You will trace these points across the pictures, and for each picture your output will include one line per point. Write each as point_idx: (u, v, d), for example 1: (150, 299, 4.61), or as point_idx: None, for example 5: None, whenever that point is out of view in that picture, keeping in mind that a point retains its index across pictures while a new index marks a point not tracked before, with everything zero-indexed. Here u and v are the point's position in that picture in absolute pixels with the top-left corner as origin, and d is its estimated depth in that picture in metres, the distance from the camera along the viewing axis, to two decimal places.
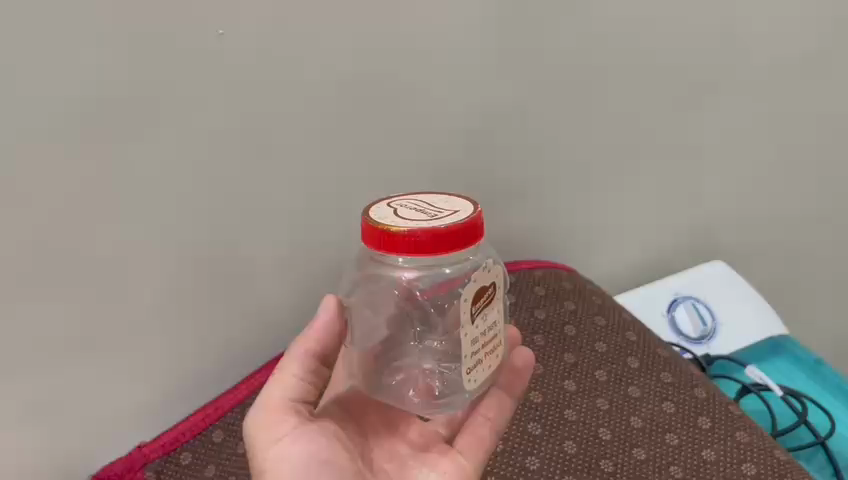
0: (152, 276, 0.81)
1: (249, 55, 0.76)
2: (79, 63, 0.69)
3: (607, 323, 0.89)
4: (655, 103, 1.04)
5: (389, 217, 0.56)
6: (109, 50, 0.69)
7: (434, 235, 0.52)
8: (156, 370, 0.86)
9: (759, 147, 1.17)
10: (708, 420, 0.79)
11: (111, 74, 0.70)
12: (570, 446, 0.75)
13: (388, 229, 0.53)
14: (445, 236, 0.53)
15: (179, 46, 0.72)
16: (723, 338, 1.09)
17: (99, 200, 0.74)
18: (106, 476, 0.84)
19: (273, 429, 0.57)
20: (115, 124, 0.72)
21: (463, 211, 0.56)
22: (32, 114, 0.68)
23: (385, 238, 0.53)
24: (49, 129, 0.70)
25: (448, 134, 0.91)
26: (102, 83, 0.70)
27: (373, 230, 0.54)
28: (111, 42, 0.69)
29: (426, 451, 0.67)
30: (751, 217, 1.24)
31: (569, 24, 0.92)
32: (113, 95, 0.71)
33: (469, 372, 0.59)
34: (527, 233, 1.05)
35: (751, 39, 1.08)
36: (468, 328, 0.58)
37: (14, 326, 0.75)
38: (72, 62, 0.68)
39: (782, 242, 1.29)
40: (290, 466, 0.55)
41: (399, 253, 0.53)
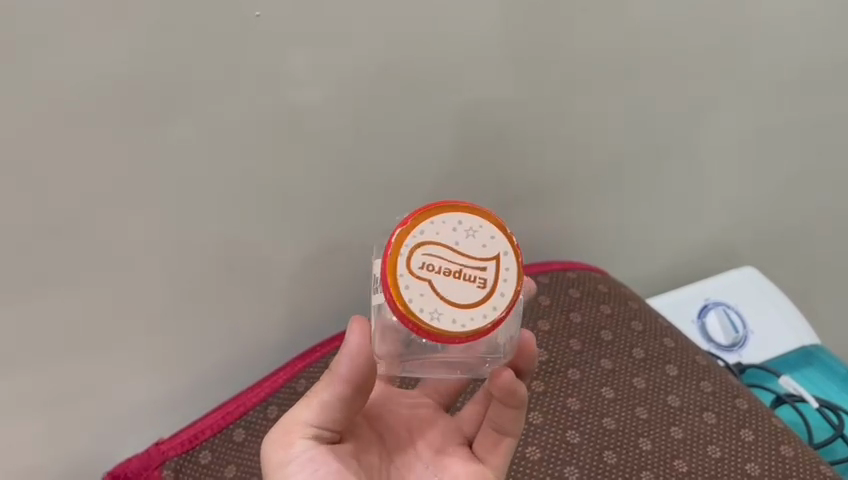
0: (170, 270, 0.78)
1: (284, 43, 0.70)
2: (101, 53, 0.63)
3: (643, 329, 0.85)
4: (694, 103, 1.00)
5: (418, 278, 0.47)
6: (135, 35, 0.63)
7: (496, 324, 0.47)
8: (171, 363, 0.85)
9: (791, 151, 1.13)
10: (751, 433, 0.76)
11: (137, 64, 0.64)
12: (610, 456, 0.72)
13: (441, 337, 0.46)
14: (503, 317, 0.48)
15: (211, 31, 0.66)
16: (755, 346, 1.06)
17: (119, 194, 0.70)
18: (121, 473, 0.80)
19: (280, 456, 0.53)
20: (139, 115, 0.67)
21: (507, 268, 0.48)
22: (51, 106, 0.63)
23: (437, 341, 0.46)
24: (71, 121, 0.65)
25: (482, 130, 0.87)
26: (127, 73, 0.64)
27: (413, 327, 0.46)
28: (137, 26, 0.63)
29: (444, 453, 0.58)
30: (774, 220, 1.21)
31: (617, 19, 0.86)
32: (138, 84, 0.65)
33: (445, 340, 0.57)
34: (551, 229, 1.03)
35: (797, 41, 1.02)
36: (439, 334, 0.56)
37: (29, 323, 0.73)
38: (95, 52, 0.62)
39: (806, 243, 1.27)
40: None
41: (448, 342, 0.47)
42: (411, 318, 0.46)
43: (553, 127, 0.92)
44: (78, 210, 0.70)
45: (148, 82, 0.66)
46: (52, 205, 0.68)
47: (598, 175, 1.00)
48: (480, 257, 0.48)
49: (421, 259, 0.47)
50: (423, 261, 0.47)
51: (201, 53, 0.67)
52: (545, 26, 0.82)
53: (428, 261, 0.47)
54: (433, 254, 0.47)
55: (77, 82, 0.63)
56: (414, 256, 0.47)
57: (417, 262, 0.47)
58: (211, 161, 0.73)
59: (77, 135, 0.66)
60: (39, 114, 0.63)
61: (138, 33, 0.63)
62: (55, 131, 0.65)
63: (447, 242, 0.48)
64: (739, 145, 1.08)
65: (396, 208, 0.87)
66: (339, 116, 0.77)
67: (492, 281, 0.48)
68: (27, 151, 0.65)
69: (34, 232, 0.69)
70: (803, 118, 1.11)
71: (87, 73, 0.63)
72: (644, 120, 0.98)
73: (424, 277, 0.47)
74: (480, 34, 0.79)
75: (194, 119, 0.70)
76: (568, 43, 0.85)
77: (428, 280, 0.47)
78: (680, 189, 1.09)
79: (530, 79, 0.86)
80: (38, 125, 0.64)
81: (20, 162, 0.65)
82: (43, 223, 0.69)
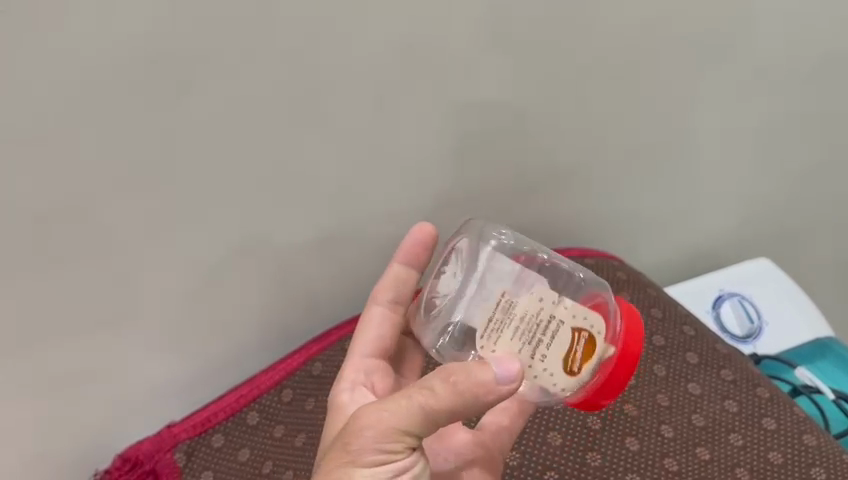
0: (183, 252, 0.76)
1: (300, 19, 0.67)
2: (114, 27, 0.61)
3: (662, 317, 0.84)
4: (715, 91, 0.98)
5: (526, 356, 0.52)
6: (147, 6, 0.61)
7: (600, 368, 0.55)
8: (183, 348, 0.83)
9: (810, 141, 1.12)
10: (773, 422, 0.75)
11: (150, 38, 0.62)
12: (632, 442, 0.71)
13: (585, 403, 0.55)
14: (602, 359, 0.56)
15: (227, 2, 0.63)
16: (771, 336, 1.05)
17: (132, 172, 0.68)
18: (133, 456, 0.79)
19: (365, 459, 0.48)
20: (154, 92, 0.65)
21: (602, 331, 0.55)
22: (63, 81, 0.61)
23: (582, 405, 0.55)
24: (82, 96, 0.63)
25: (502, 116, 0.85)
26: (138, 47, 0.62)
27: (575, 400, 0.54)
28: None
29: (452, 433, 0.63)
30: (788, 212, 1.20)
31: (642, 4, 0.84)
32: (151, 59, 0.63)
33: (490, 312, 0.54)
34: (570, 218, 1.01)
35: (823, 28, 1.00)
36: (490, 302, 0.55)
37: (38, 304, 0.72)
38: (106, 25, 0.60)
39: (822, 234, 1.26)
40: None
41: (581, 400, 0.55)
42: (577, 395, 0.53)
43: (573, 113, 0.89)
44: (89, 190, 0.68)
45: (160, 56, 0.63)
46: (63, 184, 0.66)
47: (618, 163, 0.98)
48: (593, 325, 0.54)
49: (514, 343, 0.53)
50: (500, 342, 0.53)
51: (217, 30, 0.64)
52: (568, 8, 0.80)
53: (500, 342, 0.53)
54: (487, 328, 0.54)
55: (88, 56, 0.61)
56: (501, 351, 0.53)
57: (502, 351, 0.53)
58: (227, 142, 0.71)
59: (87, 110, 0.63)
60: (48, 89, 0.61)
61: (150, 6, 0.61)
62: (68, 107, 0.63)
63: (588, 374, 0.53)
64: (755, 135, 1.07)
65: (412, 191, 0.85)
66: (359, 98, 0.75)
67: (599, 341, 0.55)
68: (37, 127, 0.63)
69: (44, 211, 0.67)
70: (820, 110, 1.09)
71: (100, 47, 0.61)
72: (662, 109, 0.96)
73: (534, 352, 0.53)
74: (503, 16, 0.77)
75: (211, 97, 0.67)
76: (590, 27, 0.83)
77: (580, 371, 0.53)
78: (696, 180, 1.07)
79: (552, 64, 0.83)
80: (49, 102, 0.62)
81: (32, 138, 0.63)
82: (55, 204, 0.67)
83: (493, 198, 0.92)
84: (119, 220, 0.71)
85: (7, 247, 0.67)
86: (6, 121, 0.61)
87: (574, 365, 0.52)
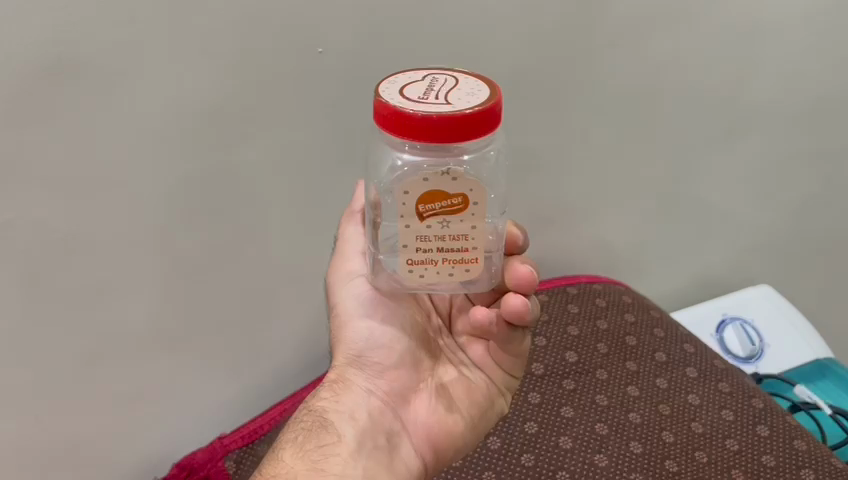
0: (231, 274, 0.88)
1: (332, 76, 0.82)
2: (178, 74, 0.75)
3: (664, 336, 0.93)
4: (706, 128, 1.08)
5: (421, 186, 0.50)
6: (207, 59, 0.76)
7: (465, 120, 0.47)
8: (234, 364, 0.94)
9: (808, 178, 1.20)
10: (766, 429, 0.83)
11: (209, 86, 0.77)
12: (636, 446, 0.79)
13: (443, 120, 0.47)
14: (467, 122, 0.48)
15: (272, 59, 0.78)
16: (771, 356, 1.12)
17: (190, 198, 0.82)
18: (188, 464, 0.88)
19: (335, 420, 0.57)
20: (208, 129, 0.79)
21: (471, 97, 0.50)
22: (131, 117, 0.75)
23: (455, 125, 0.47)
24: (147, 133, 0.77)
25: (512, 153, 0.96)
26: (196, 93, 0.77)
27: (436, 125, 0.47)
28: (209, 50, 0.75)
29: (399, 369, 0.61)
30: (793, 243, 1.26)
31: (630, 53, 0.96)
32: (208, 103, 0.78)
33: (416, 260, 0.53)
34: (581, 249, 1.10)
35: (805, 74, 1.10)
36: (408, 219, 0.51)
37: (113, 316, 0.84)
38: (172, 72, 0.75)
39: (836, 274, 1.31)
40: (353, 341, 0.61)
41: (465, 127, 0.48)
42: (450, 127, 0.47)
43: (575, 150, 1.00)
44: (158, 212, 0.81)
45: (225, 103, 0.79)
46: (128, 206, 0.79)
47: (621, 196, 1.08)
48: (417, 89, 0.52)
49: (423, 189, 0.50)
50: (432, 208, 0.51)
51: (273, 79, 0.80)
52: (569, 55, 0.92)
53: (447, 232, 0.52)
54: (431, 257, 0.53)
55: (159, 101, 0.76)
56: (419, 196, 0.50)
57: (424, 207, 0.51)
58: (271, 177, 0.85)
59: (159, 142, 0.78)
60: (120, 126, 0.75)
61: (208, 62, 0.76)
62: (136, 141, 0.77)
63: (431, 93, 0.51)
64: (754, 168, 1.16)
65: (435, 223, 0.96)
66: None
67: (429, 217, 0.51)
68: (119, 161, 0.77)
69: (114, 232, 0.80)
70: (815, 141, 1.17)
71: (174, 97, 0.76)
72: (659, 144, 1.06)
73: (437, 206, 0.51)
74: (508, 66, 0.90)
75: (258, 139, 0.82)
76: (590, 71, 0.95)
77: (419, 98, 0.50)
78: (700, 208, 1.15)
79: (553, 107, 0.95)
80: (128, 137, 0.76)
81: (105, 167, 0.76)
82: (121, 226, 0.80)
83: None
84: (177, 242, 0.84)
85: (87, 261, 0.80)
86: (98, 154, 0.76)
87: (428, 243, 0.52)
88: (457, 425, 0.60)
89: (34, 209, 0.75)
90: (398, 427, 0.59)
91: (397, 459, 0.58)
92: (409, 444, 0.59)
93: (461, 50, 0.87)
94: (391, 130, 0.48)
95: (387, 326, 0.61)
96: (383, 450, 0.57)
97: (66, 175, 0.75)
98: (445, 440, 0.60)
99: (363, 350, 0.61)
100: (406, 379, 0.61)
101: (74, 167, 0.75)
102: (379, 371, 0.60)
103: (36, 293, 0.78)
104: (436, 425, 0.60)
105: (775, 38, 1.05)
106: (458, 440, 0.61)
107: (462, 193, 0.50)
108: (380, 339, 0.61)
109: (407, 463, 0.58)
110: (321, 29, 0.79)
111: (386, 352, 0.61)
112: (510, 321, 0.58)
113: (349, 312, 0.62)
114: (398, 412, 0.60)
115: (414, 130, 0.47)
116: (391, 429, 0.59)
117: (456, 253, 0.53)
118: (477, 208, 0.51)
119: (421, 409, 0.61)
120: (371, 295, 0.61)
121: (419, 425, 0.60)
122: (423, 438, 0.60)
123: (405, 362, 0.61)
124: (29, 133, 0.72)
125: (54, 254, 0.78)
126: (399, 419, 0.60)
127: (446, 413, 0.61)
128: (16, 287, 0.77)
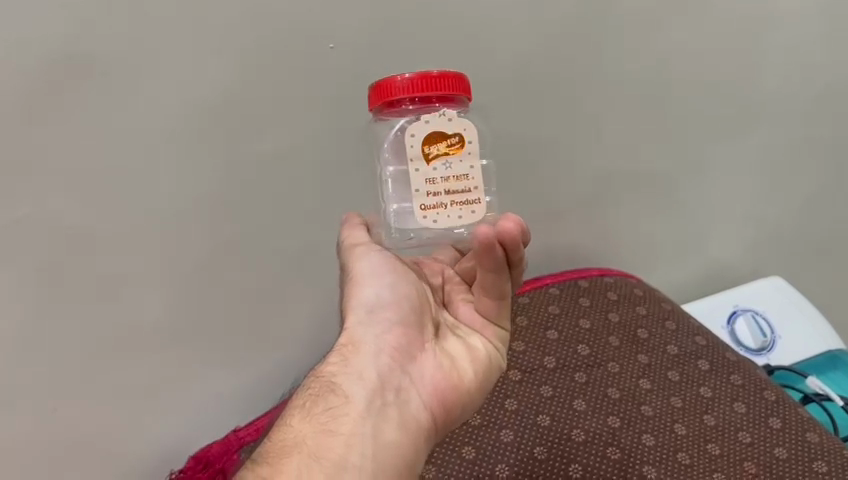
0: (244, 270, 0.89)
1: (343, 71, 0.82)
2: (191, 68, 0.76)
3: (676, 328, 0.93)
4: (717, 119, 1.08)
5: (423, 127, 0.57)
6: (220, 53, 0.77)
7: (445, 78, 0.57)
8: (249, 361, 0.94)
9: (821, 168, 1.19)
10: (778, 421, 0.83)
11: (221, 80, 0.78)
12: (648, 438, 0.79)
13: (427, 77, 0.57)
14: (448, 79, 0.57)
15: (284, 53, 0.79)
16: (783, 348, 1.12)
17: (203, 193, 0.83)
18: (203, 457, 0.90)
19: (342, 380, 0.56)
20: (220, 124, 0.80)
21: None
22: (145, 111, 0.76)
23: (437, 80, 0.57)
24: (160, 127, 0.78)
25: (523, 147, 0.96)
26: (208, 87, 0.78)
27: (422, 81, 0.57)
28: (220, 44, 0.76)
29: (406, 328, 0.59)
30: (801, 240, 1.25)
31: (638, 44, 0.96)
32: (221, 97, 0.79)
33: (428, 203, 0.56)
34: (594, 243, 1.10)
35: (816, 64, 1.10)
36: (416, 161, 0.56)
37: (128, 310, 0.84)
38: (185, 66, 0.76)
39: None
40: (360, 305, 0.60)
41: (446, 83, 0.57)
42: (435, 80, 0.57)
43: (585, 142, 1.00)
44: (172, 207, 0.82)
45: (238, 99, 0.79)
46: (143, 200, 0.80)
47: (632, 188, 1.07)
48: None
49: (425, 131, 0.57)
50: (435, 149, 0.56)
51: (284, 76, 0.80)
52: (578, 47, 0.93)
53: (451, 172, 0.56)
54: (441, 199, 0.56)
55: (172, 94, 0.77)
56: (422, 137, 0.57)
57: (429, 148, 0.56)
58: (280, 175, 0.85)
59: (172, 136, 0.79)
60: (134, 119, 0.76)
61: (220, 57, 0.77)
62: (150, 135, 0.78)
63: None
64: (765, 159, 1.15)
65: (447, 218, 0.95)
66: None
67: (433, 159, 0.56)
68: (133, 156, 0.78)
69: (128, 226, 0.81)
70: (822, 133, 1.16)
71: (186, 93, 0.77)
72: (669, 136, 1.06)
73: (439, 147, 0.56)
74: (518, 60, 0.90)
75: (270, 135, 0.83)
76: (599, 63, 0.95)
77: None
78: (711, 200, 1.15)
79: (563, 99, 0.95)
80: (141, 130, 0.77)
81: (119, 161, 0.77)
82: (135, 221, 0.81)
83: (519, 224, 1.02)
84: (191, 236, 0.84)
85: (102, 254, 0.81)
86: (113, 149, 0.77)
87: (436, 182, 0.56)
88: (464, 381, 0.59)
89: (50, 202, 0.76)
90: (406, 382, 0.57)
91: (406, 415, 0.55)
92: (419, 398, 0.57)
93: (470, 48, 0.87)
94: (379, 101, 0.58)
95: (393, 288, 0.60)
96: (392, 405, 0.55)
97: (79, 170, 0.76)
98: (453, 395, 0.58)
99: (370, 312, 0.60)
100: (413, 337, 0.59)
101: (86, 163, 0.76)
102: (386, 329, 0.59)
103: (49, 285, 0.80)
104: (444, 380, 0.58)
105: (782, 27, 1.05)
106: (465, 396, 0.59)
107: (457, 134, 0.57)
108: (387, 300, 0.60)
109: (417, 418, 0.56)
110: (332, 24, 0.80)
111: (393, 309, 0.59)
112: (507, 249, 0.56)
113: (358, 279, 0.62)
114: (406, 367, 0.57)
115: (404, 86, 0.57)
116: (400, 385, 0.56)
117: (462, 194, 0.57)
118: (473, 148, 0.57)
119: (428, 365, 0.59)
120: (381, 261, 0.62)
121: (428, 380, 0.58)
122: (432, 394, 0.57)
123: (411, 321, 0.59)
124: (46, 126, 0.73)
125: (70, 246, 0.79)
126: (408, 374, 0.57)
127: (453, 370, 0.59)
128: (32, 279, 0.78)
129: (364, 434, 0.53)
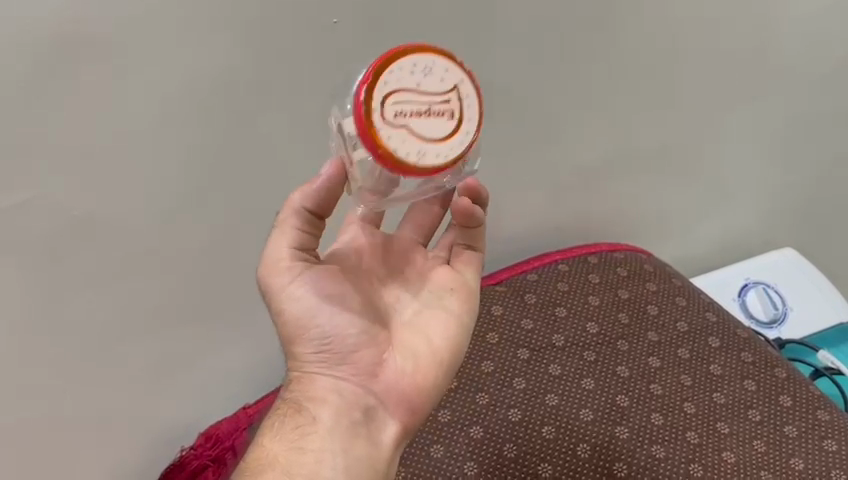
0: (250, 249, 0.88)
1: (346, 47, 0.80)
2: (193, 48, 0.74)
3: (686, 304, 0.92)
4: (729, 91, 1.05)
5: None
6: (223, 32, 0.74)
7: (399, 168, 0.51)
8: (256, 338, 0.95)
9: (833, 137, 1.17)
10: (789, 399, 0.83)
11: (225, 60, 0.76)
12: (657, 418, 0.79)
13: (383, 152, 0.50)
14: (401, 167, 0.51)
15: (287, 30, 0.77)
16: (794, 322, 1.11)
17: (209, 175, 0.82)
18: (215, 434, 0.90)
19: (309, 402, 0.59)
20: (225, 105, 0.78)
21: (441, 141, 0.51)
22: (149, 95, 0.74)
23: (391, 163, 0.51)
24: (163, 111, 0.76)
25: (532, 123, 0.94)
26: (211, 68, 0.75)
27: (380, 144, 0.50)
28: (224, 24, 0.74)
29: (362, 352, 0.60)
30: (802, 209, 1.23)
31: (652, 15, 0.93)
32: (226, 79, 0.77)
33: None
34: (602, 218, 1.09)
35: (831, 32, 1.06)
36: None
37: (138, 292, 0.84)
38: (187, 47, 0.74)
39: None
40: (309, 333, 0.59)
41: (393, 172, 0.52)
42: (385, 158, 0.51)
43: (595, 116, 0.98)
44: (178, 190, 0.81)
45: (241, 78, 0.77)
46: (149, 184, 0.79)
47: (642, 162, 1.06)
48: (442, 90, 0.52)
49: None
50: None
51: (284, 52, 0.78)
52: (591, 19, 0.89)
53: None
54: None
55: (176, 77, 0.75)
56: None
57: None
58: (282, 151, 0.84)
59: (174, 123, 0.77)
60: (137, 103, 0.74)
61: (223, 36, 0.74)
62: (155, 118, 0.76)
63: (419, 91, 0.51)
64: (777, 130, 1.13)
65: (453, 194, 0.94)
66: None
67: None
68: (137, 139, 0.76)
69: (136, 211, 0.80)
70: (829, 107, 1.14)
71: (189, 68, 0.75)
72: (681, 108, 1.03)
73: None
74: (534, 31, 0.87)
75: (274, 115, 0.81)
76: (612, 35, 0.92)
77: (396, 105, 0.51)
78: (723, 171, 1.13)
79: (574, 73, 0.92)
80: (144, 114, 0.75)
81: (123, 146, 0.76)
82: (143, 204, 0.80)
83: (527, 199, 1.01)
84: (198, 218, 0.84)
85: (110, 239, 0.80)
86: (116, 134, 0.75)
87: None
88: (427, 380, 0.61)
89: (56, 190, 0.75)
90: (370, 396, 0.59)
91: (374, 428, 0.59)
92: (384, 406, 0.60)
93: (479, 18, 0.84)
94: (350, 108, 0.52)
95: (341, 317, 0.59)
96: (359, 421, 0.58)
97: (80, 149, 0.74)
98: (418, 396, 0.61)
99: (323, 339, 0.59)
100: (372, 353, 0.60)
101: (88, 141, 0.74)
102: (343, 353, 0.59)
103: (54, 269, 0.78)
104: (408, 386, 0.60)
105: None
106: (432, 392, 0.61)
107: None
108: (337, 329, 0.59)
109: (385, 431, 0.60)
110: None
111: (343, 336, 0.59)
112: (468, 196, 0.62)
113: (301, 306, 0.59)
114: (371, 387, 0.60)
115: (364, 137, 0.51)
116: (365, 400, 0.59)
117: None
118: None
119: (392, 374, 0.60)
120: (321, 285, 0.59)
121: (392, 389, 0.60)
122: (398, 399, 0.60)
123: (367, 341, 0.60)
124: (49, 113, 0.71)
125: (78, 233, 0.78)
126: (371, 389, 0.60)
127: (417, 375, 0.61)
128: (39, 266, 0.78)
129: (334, 455, 0.57)
